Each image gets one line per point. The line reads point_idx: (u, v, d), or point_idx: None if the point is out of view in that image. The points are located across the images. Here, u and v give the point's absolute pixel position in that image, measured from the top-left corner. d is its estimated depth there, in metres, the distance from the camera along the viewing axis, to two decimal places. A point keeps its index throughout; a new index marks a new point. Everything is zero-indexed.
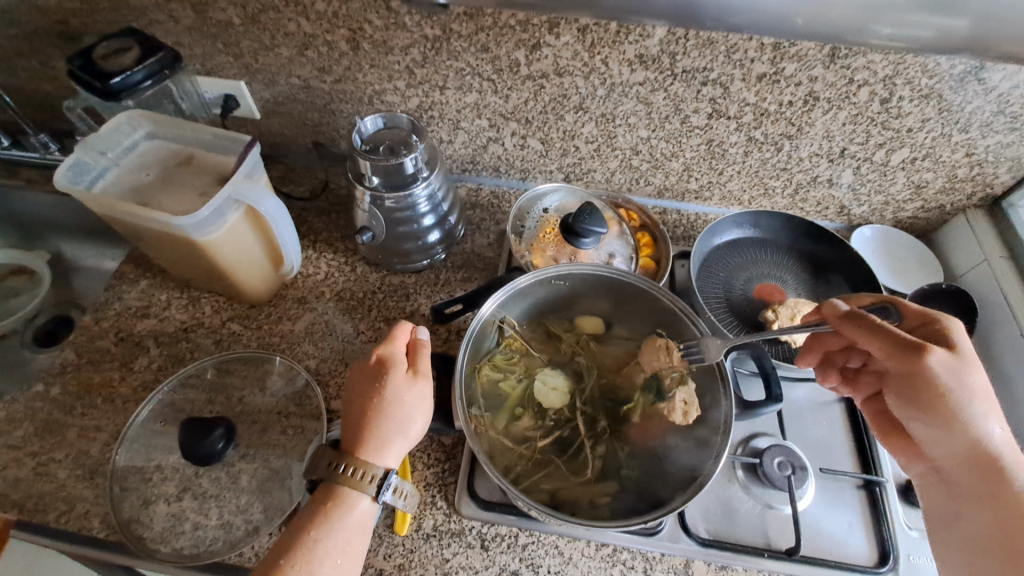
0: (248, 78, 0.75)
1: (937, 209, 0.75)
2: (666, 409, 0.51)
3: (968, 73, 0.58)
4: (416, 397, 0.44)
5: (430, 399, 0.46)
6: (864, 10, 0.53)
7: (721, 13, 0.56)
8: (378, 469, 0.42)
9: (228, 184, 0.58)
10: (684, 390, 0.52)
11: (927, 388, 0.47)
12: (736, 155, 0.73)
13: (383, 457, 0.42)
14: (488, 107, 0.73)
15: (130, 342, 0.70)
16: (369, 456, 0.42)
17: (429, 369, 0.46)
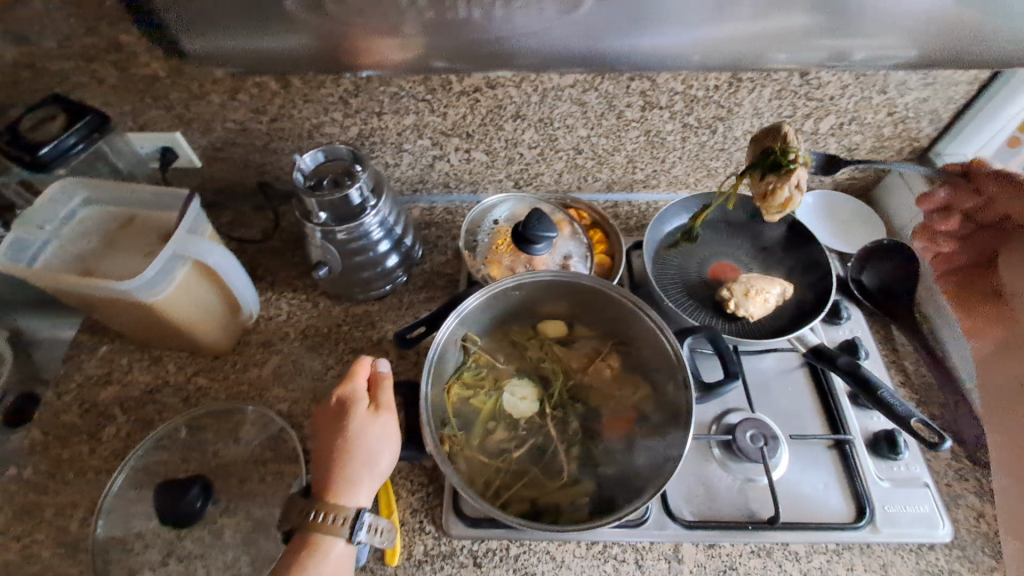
0: (183, 128, 0.74)
1: (871, 168, 0.77)
2: (774, 185, 0.54)
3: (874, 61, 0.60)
4: (381, 430, 0.45)
5: (396, 430, 0.46)
6: (759, 42, 0.57)
7: (633, 60, 0.60)
8: (351, 509, 0.42)
9: (170, 242, 0.57)
10: (801, 169, 0.53)
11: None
12: (675, 142, 0.74)
13: (355, 497, 0.42)
14: (428, 127, 0.74)
15: (96, 412, 0.69)
16: (342, 498, 0.42)
17: (392, 402, 0.47)
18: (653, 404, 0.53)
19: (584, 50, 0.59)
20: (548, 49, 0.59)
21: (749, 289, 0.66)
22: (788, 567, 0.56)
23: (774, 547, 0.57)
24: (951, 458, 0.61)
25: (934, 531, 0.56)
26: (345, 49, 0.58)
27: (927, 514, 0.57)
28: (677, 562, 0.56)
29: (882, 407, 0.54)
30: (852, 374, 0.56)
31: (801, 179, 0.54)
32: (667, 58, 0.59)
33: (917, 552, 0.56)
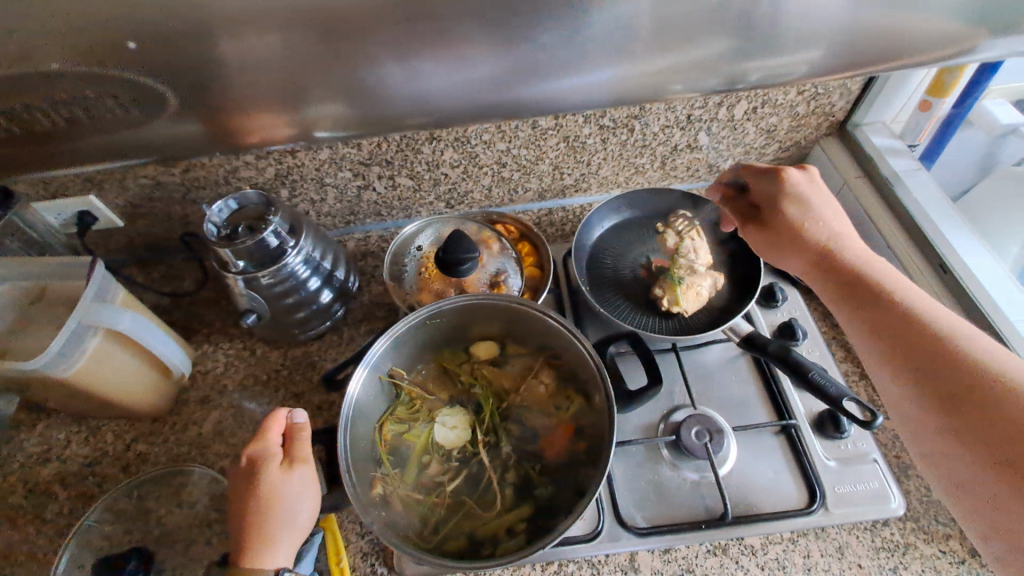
0: (95, 191, 0.72)
1: (794, 146, 0.77)
2: None
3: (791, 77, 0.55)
4: (297, 486, 0.44)
5: (315, 483, 0.45)
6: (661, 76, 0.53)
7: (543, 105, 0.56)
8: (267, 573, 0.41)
9: (74, 313, 0.56)
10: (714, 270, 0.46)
11: (821, 194, 0.62)
12: (596, 144, 0.74)
13: (272, 559, 0.41)
14: (345, 159, 0.73)
15: (37, 491, 0.67)
16: (257, 563, 0.41)
17: (309, 454, 0.46)
18: (586, 418, 0.52)
19: (496, 104, 0.54)
20: (469, 105, 0.54)
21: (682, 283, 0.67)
22: (745, 563, 0.55)
23: (730, 543, 0.56)
24: (897, 428, 0.61)
25: (887, 506, 0.56)
26: (224, 132, 0.52)
27: (878, 489, 0.57)
28: (635, 572, 0.55)
29: (814, 391, 0.53)
30: (782, 359, 0.56)
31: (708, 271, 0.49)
32: (585, 94, 0.55)
33: (872, 529, 0.56)
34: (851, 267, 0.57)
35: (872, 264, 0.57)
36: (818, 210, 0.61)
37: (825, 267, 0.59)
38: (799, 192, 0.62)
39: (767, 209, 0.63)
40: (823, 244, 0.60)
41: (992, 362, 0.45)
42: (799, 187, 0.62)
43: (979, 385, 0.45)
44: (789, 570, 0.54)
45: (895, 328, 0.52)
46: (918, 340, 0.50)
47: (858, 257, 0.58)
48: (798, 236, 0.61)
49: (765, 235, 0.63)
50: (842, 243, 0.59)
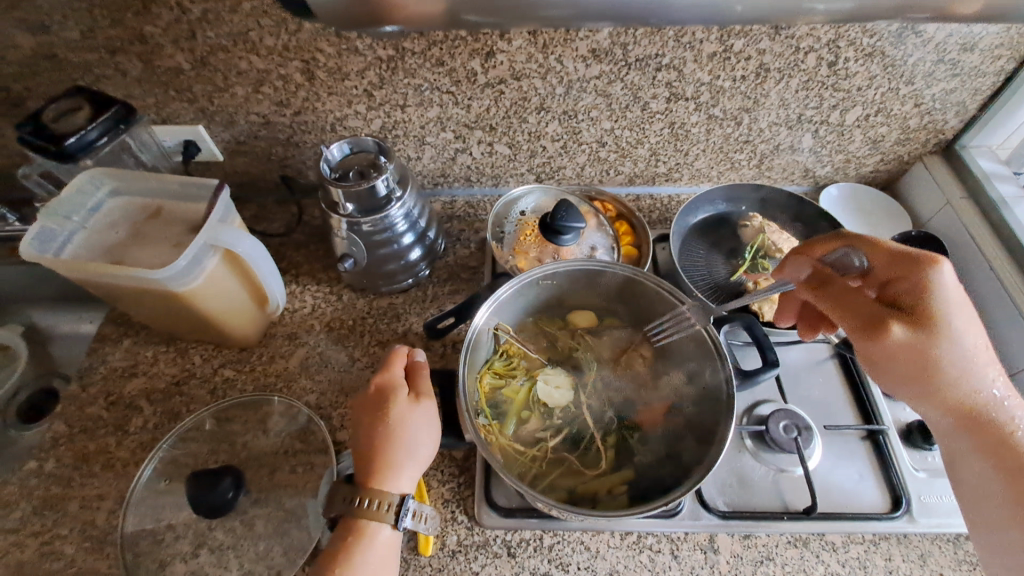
0: (206, 121, 0.74)
1: (896, 160, 0.79)
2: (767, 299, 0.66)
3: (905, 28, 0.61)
4: (419, 420, 0.48)
5: (435, 419, 0.50)
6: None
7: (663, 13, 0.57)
8: (395, 496, 0.46)
9: (201, 232, 0.58)
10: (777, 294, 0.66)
11: (966, 301, 0.50)
12: (699, 134, 0.74)
13: (397, 485, 0.46)
14: (451, 119, 0.73)
15: (122, 404, 0.67)
16: (384, 486, 0.46)
17: (430, 391, 0.50)
18: (689, 393, 0.53)
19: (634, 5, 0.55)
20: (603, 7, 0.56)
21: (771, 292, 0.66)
22: (825, 558, 0.55)
23: (810, 537, 0.56)
24: None
25: None
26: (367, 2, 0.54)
27: None
28: (714, 553, 0.55)
29: None
30: None
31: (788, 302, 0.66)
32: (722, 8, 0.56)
33: (955, 542, 0.56)
34: (969, 383, 0.49)
35: (981, 375, 0.49)
36: (960, 314, 0.49)
37: (944, 383, 0.49)
38: (940, 291, 0.49)
39: (907, 303, 0.50)
40: (949, 362, 0.49)
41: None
42: (946, 287, 0.50)
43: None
44: (869, 570, 0.54)
45: (1004, 450, 0.48)
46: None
47: (978, 366, 0.49)
48: (932, 348, 0.49)
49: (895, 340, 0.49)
50: (971, 356, 0.49)
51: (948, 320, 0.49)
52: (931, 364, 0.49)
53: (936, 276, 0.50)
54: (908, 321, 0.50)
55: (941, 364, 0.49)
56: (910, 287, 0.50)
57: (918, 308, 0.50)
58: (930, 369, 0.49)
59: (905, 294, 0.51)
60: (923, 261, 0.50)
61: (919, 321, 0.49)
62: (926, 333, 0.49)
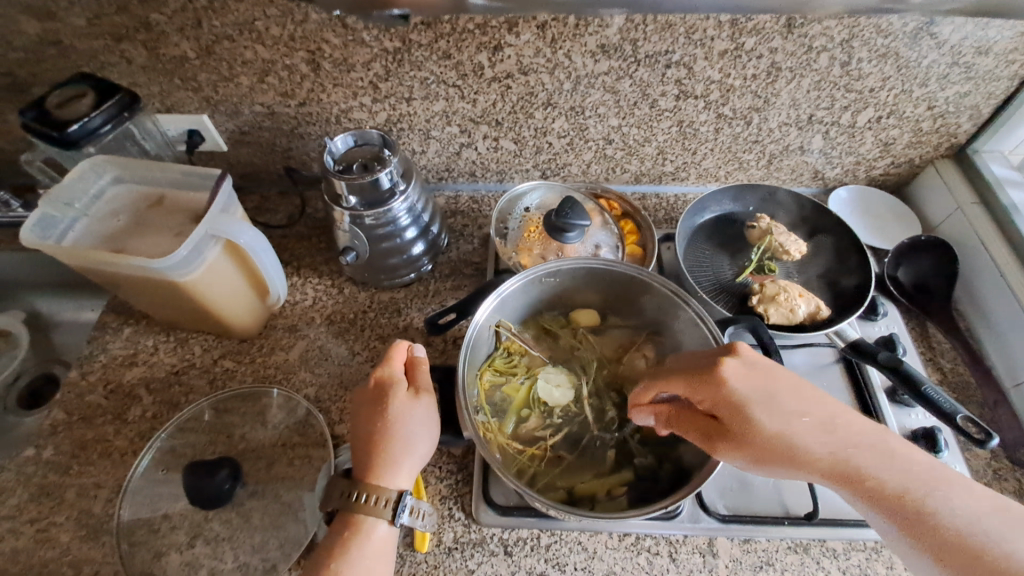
0: (210, 110, 0.74)
1: (907, 163, 0.78)
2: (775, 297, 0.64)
3: (920, 30, 0.61)
4: (419, 416, 0.48)
5: (434, 416, 0.49)
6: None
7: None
8: (393, 492, 0.45)
9: (203, 221, 0.57)
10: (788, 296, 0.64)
11: (772, 373, 0.47)
12: (708, 133, 0.73)
13: (395, 481, 0.46)
14: (457, 114, 0.72)
15: (121, 393, 0.67)
16: (381, 481, 0.45)
17: (430, 386, 0.50)
18: None
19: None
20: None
21: (779, 295, 0.64)
22: (826, 564, 0.54)
23: (811, 543, 0.55)
24: (990, 457, 0.60)
25: None
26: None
27: None
28: (713, 556, 0.55)
29: (925, 404, 0.53)
30: (893, 370, 0.55)
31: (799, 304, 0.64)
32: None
33: None
34: (832, 456, 0.44)
35: (831, 436, 0.44)
36: (776, 395, 0.45)
37: (816, 472, 0.44)
38: (739, 390, 0.45)
39: (725, 418, 0.45)
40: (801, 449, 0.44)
41: (970, 500, 0.42)
42: (736, 386, 0.45)
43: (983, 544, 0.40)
44: None
45: (900, 516, 0.42)
46: (924, 519, 0.41)
47: (819, 432, 0.44)
48: (781, 443, 0.44)
49: (749, 452, 0.44)
50: (809, 435, 0.44)
51: (774, 410, 0.45)
52: (795, 461, 0.44)
53: (726, 378, 0.45)
54: (743, 439, 0.44)
55: (799, 457, 0.44)
56: (717, 399, 0.45)
57: (740, 422, 0.45)
58: (794, 466, 0.44)
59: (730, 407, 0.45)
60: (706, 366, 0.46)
61: (755, 424, 0.44)
62: (768, 439, 0.44)
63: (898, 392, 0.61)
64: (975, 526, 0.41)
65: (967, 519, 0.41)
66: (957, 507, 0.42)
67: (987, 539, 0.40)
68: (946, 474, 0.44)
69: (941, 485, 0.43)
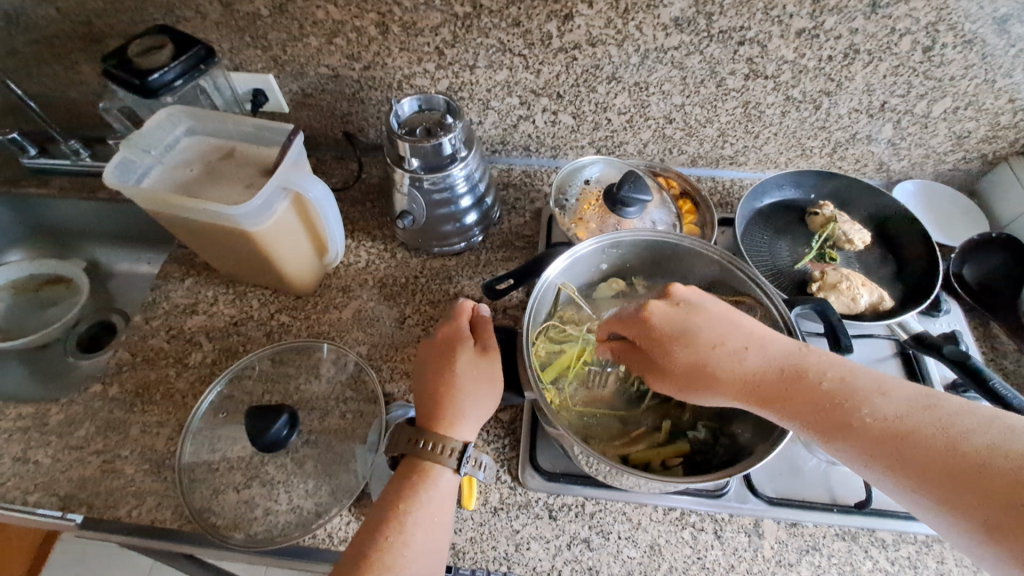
0: (276, 71, 0.75)
1: (979, 158, 0.75)
2: (835, 282, 0.63)
3: (1013, 15, 0.58)
4: (485, 373, 0.50)
5: (497, 373, 0.51)
6: None
7: None
8: (457, 442, 0.47)
9: (276, 173, 0.59)
10: (852, 284, 0.63)
11: (698, 309, 0.48)
12: (773, 116, 0.72)
13: (459, 433, 0.47)
14: (519, 84, 0.72)
15: (183, 338, 0.70)
16: (447, 432, 0.47)
17: (495, 345, 0.51)
18: None
19: None
20: None
21: (841, 283, 0.63)
22: (875, 554, 0.54)
23: (860, 532, 0.55)
24: None
25: None
26: None
27: None
28: (758, 537, 0.55)
29: (991, 398, 0.52)
30: (960, 364, 0.53)
31: (862, 292, 0.63)
32: None
33: None
34: (750, 369, 0.44)
35: (748, 356, 0.44)
36: (702, 326, 0.47)
37: (730, 389, 0.44)
38: (660, 327, 0.47)
39: (650, 350, 0.47)
40: (715, 363, 0.45)
41: (892, 394, 0.41)
42: (658, 320, 0.47)
43: (906, 432, 0.38)
44: (920, 571, 0.53)
45: (817, 420, 0.41)
46: (842, 421, 0.40)
47: (736, 354, 0.45)
48: (700, 366, 0.45)
49: (672, 378, 0.46)
50: (717, 353, 0.45)
51: (697, 333, 0.46)
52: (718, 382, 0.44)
53: (651, 317, 0.48)
54: (665, 368, 0.46)
55: (717, 377, 0.44)
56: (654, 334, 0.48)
57: (662, 352, 0.46)
58: (712, 388, 0.45)
59: (650, 338, 0.47)
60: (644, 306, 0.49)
61: (682, 353, 0.46)
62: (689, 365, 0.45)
63: (959, 388, 0.59)
64: (893, 417, 0.39)
65: (883, 413, 0.39)
66: (879, 402, 0.40)
67: (908, 429, 0.38)
68: (873, 374, 0.42)
69: (866, 386, 0.41)
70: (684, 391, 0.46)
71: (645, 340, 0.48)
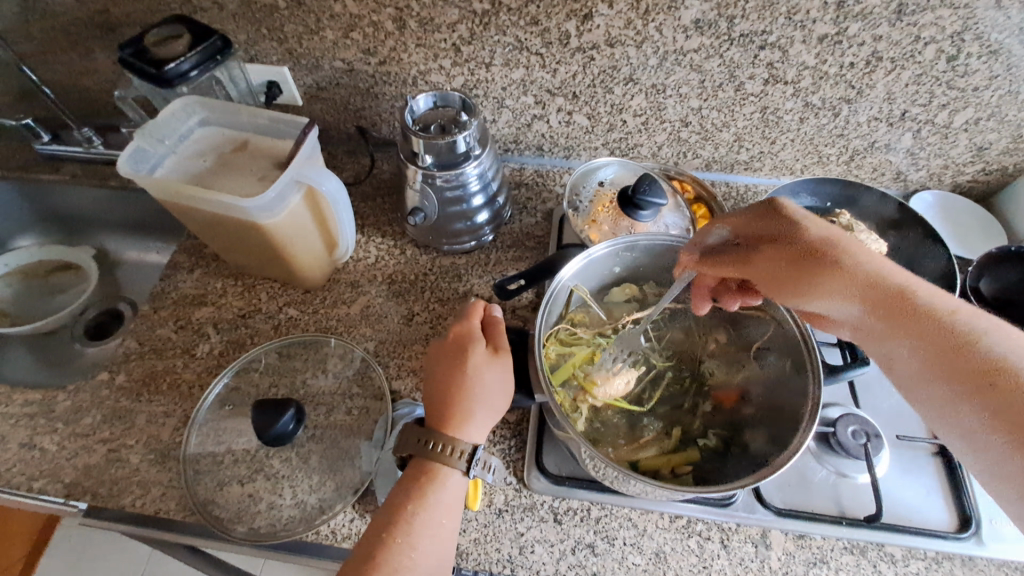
0: (291, 63, 0.74)
1: (999, 171, 0.74)
2: None
3: None
4: (496, 374, 0.49)
5: (508, 375, 0.50)
6: None
7: None
8: (466, 444, 0.47)
9: (290, 166, 0.59)
10: None
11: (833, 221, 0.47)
12: (791, 122, 0.71)
13: (469, 435, 0.47)
14: (535, 83, 0.71)
15: (190, 329, 0.70)
16: (456, 433, 0.47)
17: (507, 346, 0.51)
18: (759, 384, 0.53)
19: None
20: None
21: None
22: (884, 569, 0.53)
23: (869, 546, 0.54)
24: None
25: None
26: None
27: None
28: (766, 548, 0.54)
29: None
30: None
31: None
32: None
33: None
34: (871, 280, 0.43)
35: (880, 262, 0.44)
36: (837, 232, 0.45)
37: (846, 283, 0.43)
38: (797, 220, 0.46)
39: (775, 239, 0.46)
40: (847, 258, 0.43)
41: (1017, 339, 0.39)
42: (797, 214, 0.46)
43: (1005, 364, 0.37)
44: None
45: (929, 330, 0.40)
46: (958, 338, 0.39)
47: (868, 259, 0.43)
48: (824, 258, 0.43)
49: (783, 265, 0.45)
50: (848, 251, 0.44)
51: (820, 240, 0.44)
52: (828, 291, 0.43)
53: (786, 210, 0.47)
54: (785, 254, 0.45)
55: (838, 271, 0.43)
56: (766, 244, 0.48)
57: (788, 238, 0.45)
58: (827, 279, 0.43)
59: (778, 229, 0.46)
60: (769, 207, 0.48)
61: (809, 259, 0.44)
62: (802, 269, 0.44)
63: None
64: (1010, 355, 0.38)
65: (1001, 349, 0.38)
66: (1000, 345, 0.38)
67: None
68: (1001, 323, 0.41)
69: (990, 327, 0.40)
70: (789, 278, 0.44)
71: (769, 231, 0.46)
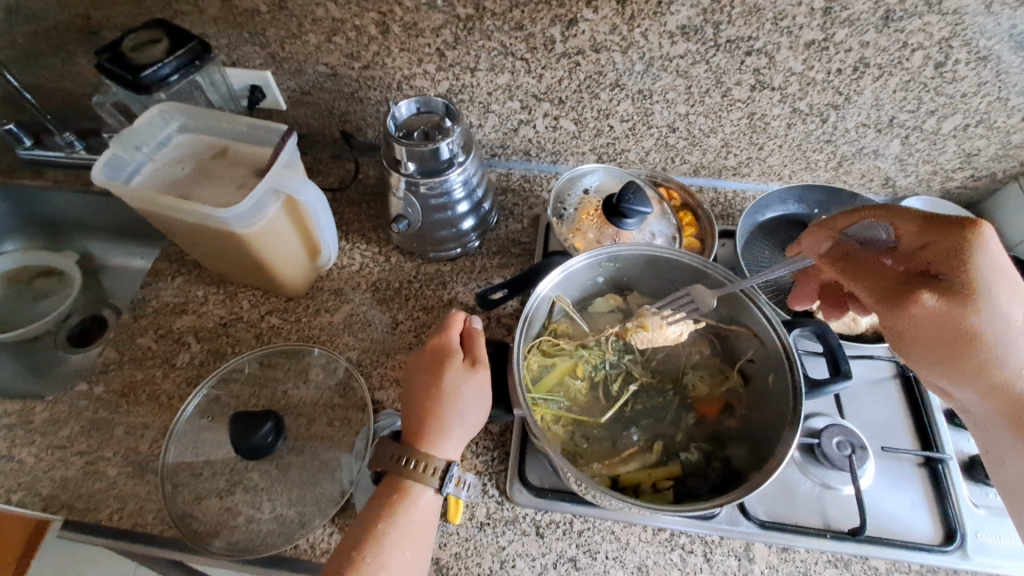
0: (274, 67, 0.73)
1: (988, 177, 0.73)
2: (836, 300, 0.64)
3: None
4: (474, 387, 0.48)
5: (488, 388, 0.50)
6: None
7: None
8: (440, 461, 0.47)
9: (268, 174, 0.58)
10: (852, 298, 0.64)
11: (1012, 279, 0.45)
12: (779, 128, 0.70)
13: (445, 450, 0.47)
14: (520, 88, 0.70)
15: (171, 338, 0.69)
16: (431, 449, 0.47)
17: (486, 358, 0.50)
18: (741, 395, 0.54)
19: None
20: None
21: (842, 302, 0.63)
22: None
23: (853, 560, 0.54)
24: None
25: None
26: None
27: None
28: (749, 561, 0.54)
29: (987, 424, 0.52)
30: None
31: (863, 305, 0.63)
32: None
33: None
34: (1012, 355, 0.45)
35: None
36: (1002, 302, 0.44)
37: (980, 359, 0.46)
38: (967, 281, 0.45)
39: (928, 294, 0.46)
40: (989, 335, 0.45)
41: None
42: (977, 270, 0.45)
43: None
44: None
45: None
46: None
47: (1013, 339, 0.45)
48: (963, 333, 0.45)
49: (916, 325, 0.47)
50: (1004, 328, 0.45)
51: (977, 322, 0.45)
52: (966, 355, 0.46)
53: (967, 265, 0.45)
54: (926, 315, 0.46)
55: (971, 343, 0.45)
56: (947, 266, 0.46)
57: (947, 299, 0.45)
58: (955, 349, 0.46)
59: (936, 282, 0.46)
60: (948, 250, 0.47)
61: (954, 330, 0.46)
62: (946, 337, 0.46)
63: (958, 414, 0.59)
64: None
65: None
66: None
67: None
68: None
69: None
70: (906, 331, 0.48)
71: (930, 277, 0.47)
